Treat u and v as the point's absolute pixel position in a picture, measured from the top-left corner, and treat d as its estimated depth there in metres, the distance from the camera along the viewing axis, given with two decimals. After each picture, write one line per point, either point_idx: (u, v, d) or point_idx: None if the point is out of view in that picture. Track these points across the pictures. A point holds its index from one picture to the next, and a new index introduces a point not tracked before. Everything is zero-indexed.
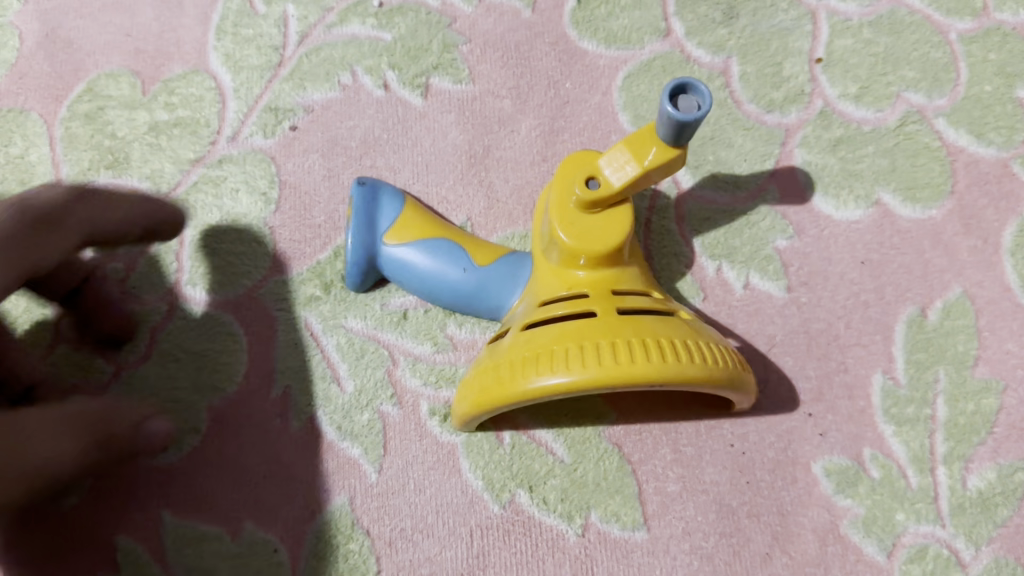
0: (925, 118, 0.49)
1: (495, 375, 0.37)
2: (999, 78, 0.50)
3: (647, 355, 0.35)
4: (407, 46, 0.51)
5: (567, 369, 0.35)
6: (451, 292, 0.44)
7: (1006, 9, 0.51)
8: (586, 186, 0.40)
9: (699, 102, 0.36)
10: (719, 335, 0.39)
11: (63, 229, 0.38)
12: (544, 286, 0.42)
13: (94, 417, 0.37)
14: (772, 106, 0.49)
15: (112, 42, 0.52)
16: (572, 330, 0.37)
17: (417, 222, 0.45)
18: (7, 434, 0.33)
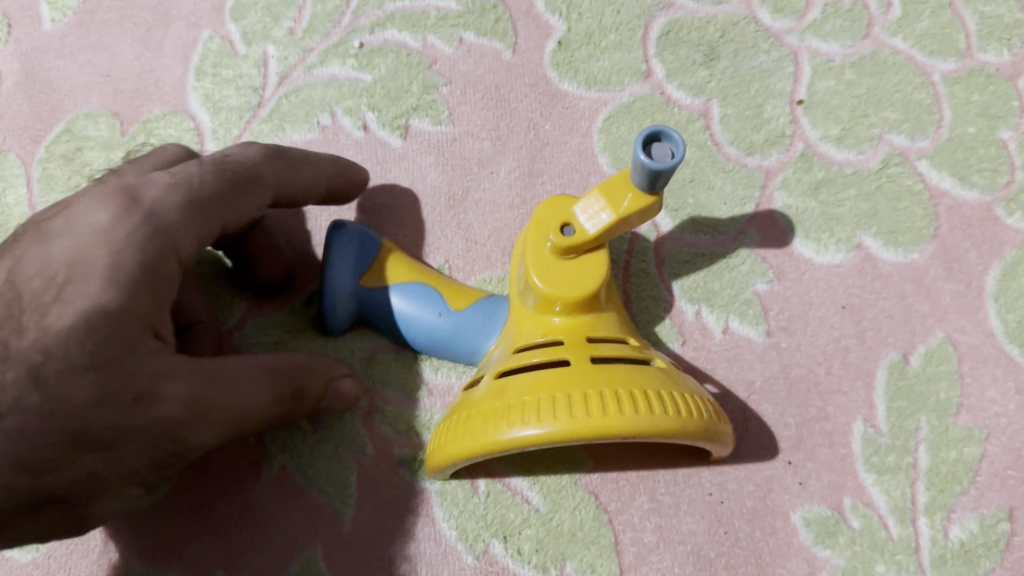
0: (907, 160, 0.49)
1: (467, 426, 0.36)
2: (982, 119, 0.49)
3: (620, 407, 0.34)
4: (387, 87, 0.50)
5: (536, 421, 0.34)
6: (426, 335, 0.44)
7: (991, 49, 0.50)
8: (561, 233, 0.39)
9: (673, 147, 0.35)
10: (697, 384, 0.38)
11: (254, 190, 0.41)
12: (519, 332, 0.41)
13: (261, 381, 0.38)
14: (753, 148, 0.49)
15: (92, 82, 0.52)
16: (545, 380, 0.36)
17: (395, 265, 0.45)
18: (216, 378, 0.37)
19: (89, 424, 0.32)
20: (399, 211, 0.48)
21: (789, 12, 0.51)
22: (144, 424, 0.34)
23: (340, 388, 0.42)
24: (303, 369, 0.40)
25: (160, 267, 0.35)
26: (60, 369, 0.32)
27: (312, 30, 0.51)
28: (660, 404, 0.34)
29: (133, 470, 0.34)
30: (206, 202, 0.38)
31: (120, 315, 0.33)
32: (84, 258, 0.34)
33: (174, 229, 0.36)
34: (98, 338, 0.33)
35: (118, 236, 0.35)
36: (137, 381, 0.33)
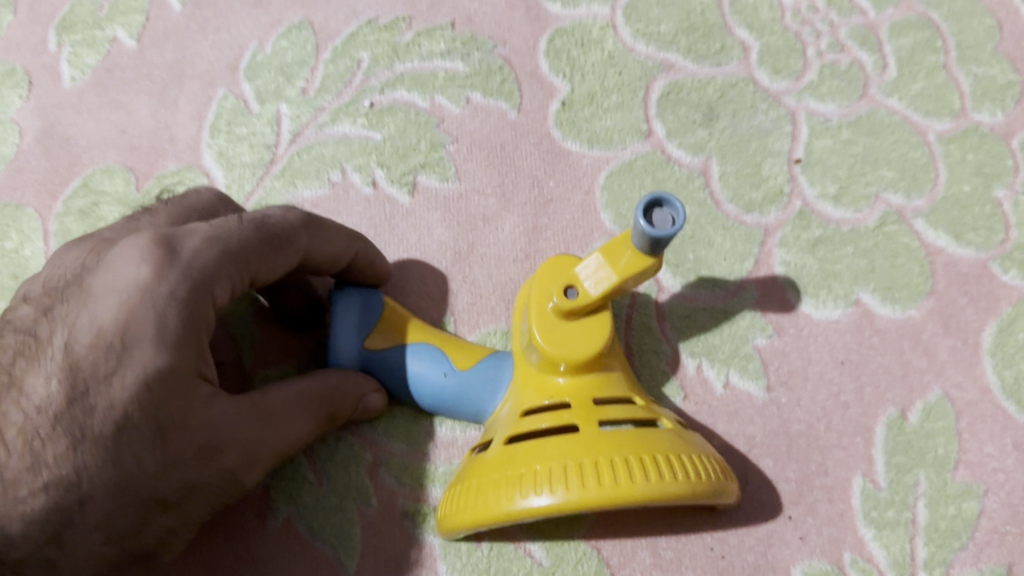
0: (904, 218, 0.49)
1: (479, 494, 0.37)
2: (977, 178, 0.50)
3: (632, 474, 0.34)
4: (396, 145, 0.51)
5: (550, 491, 0.34)
6: (432, 395, 0.44)
7: (984, 109, 0.51)
8: (565, 295, 0.40)
9: (674, 216, 0.35)
10: (701, 440, 0.39)
11: (289, 249, 0.40)
12: (525, 392, 0.41)
13: (301, 407, 0.40)
14: (752, 206, 0.50)
15: (108, 138, 0.54)
16: (555, 447, 0.36)
17: (402, 325, 0.45)
18: (263, 417, 0.39)
19: (160, 489, 0.35)
20: (405, 266, 0.49)
21: (787, 73, 0.52)
22: (207, 476, 0.36)
23: (369, 403, 0.44)
24: (338, 391, 0.42)
25: (204, 323, 0.36)
26: (125, 444, 0.34)
27: (324, 89, 0.52)
28: (670, 469, 0.35)
29: (200, 511, 0.38)
30: (242, 251, 0.37)
31: (172, 380, 0.34)
32: (130, 328, 0.34)
33: (211, 283, 0.36)
34: (157, 409, 0.34)
35: (159, 300, 0.34)
36: (199, 441, 0.35)
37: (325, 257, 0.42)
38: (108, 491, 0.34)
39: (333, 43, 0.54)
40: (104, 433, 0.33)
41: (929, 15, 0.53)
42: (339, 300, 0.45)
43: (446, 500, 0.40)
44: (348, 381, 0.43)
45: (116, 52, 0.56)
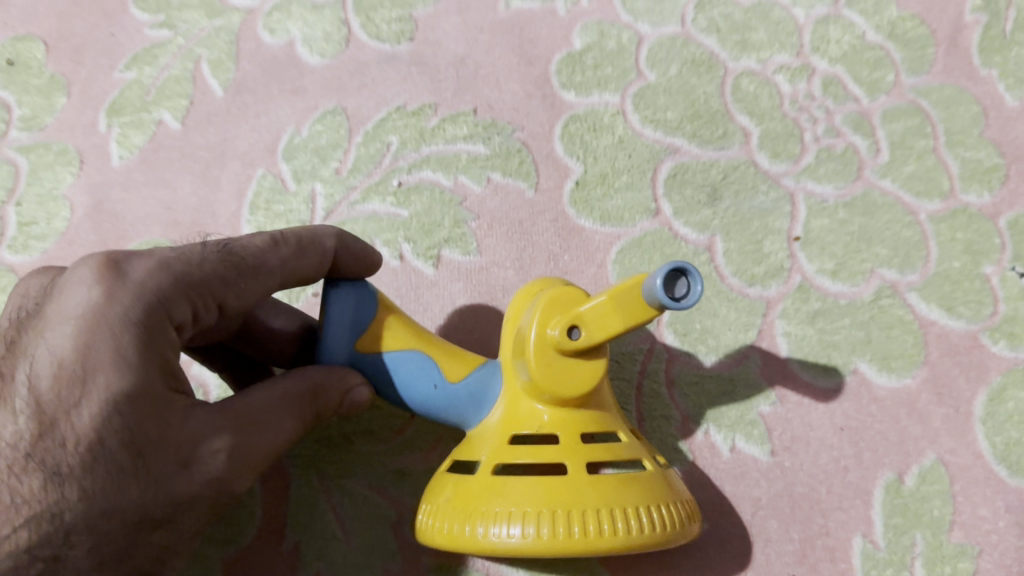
0: (898, 293, 0.52)
1: (459, 516, 0.39)
2: (967, 255, 0.52)
3: (600, 527, 0.37)
4: (422, 222, 0.54)
5: (522, 530, 0.37)
6: (421, 403, 0.43)
7: (972, 190, 0.53)
8: (567, 335, 0.39)
9: (692, 288, 0.35)
10: (669, 478, 0.42)
11: (259, 269, 0.40)
12: (512, 410, 0.42)
13: (283, 407, 0.39)
14: (754, 280, 0.52)
15: (153, 214, 0.57)
16: (536, 486, 0.38)
17: (393, 328, 0.43)
18: (245, 426, 0.37)
19: (147, 509, 0.35)
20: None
21: (786, 156, 0.54)
22: (194, 493, 0.35)
23: (355, 398, 0.42)
24: (316, 385, 0.40)
25: (162, 342, 0.36)
26: (98, 470, 0.34)
27: (356, 170, 0.56)
28: (636, 523, 0.38)
29: (196, 528, 0.37)
30: (202, 275, 0.38)
31: (137, 400, 0.34)
32: (86, 353, 0.34)
33: (167, 305, 0.36)
34: (125, 430, 0.34)
35: (114, 323, 0.35)
36: (173, 456, 0.35)
37: (298, 277, 0.42)
38: (90, 521, 0.34)
39: (365, 126, 0.57)
40: (74, 461, 0.34)
41: (918, 101, 0.54)
42: (329, 298, 0.42)
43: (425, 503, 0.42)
44: (326, 376, 0.41)
45: (162, 132, 0.59)
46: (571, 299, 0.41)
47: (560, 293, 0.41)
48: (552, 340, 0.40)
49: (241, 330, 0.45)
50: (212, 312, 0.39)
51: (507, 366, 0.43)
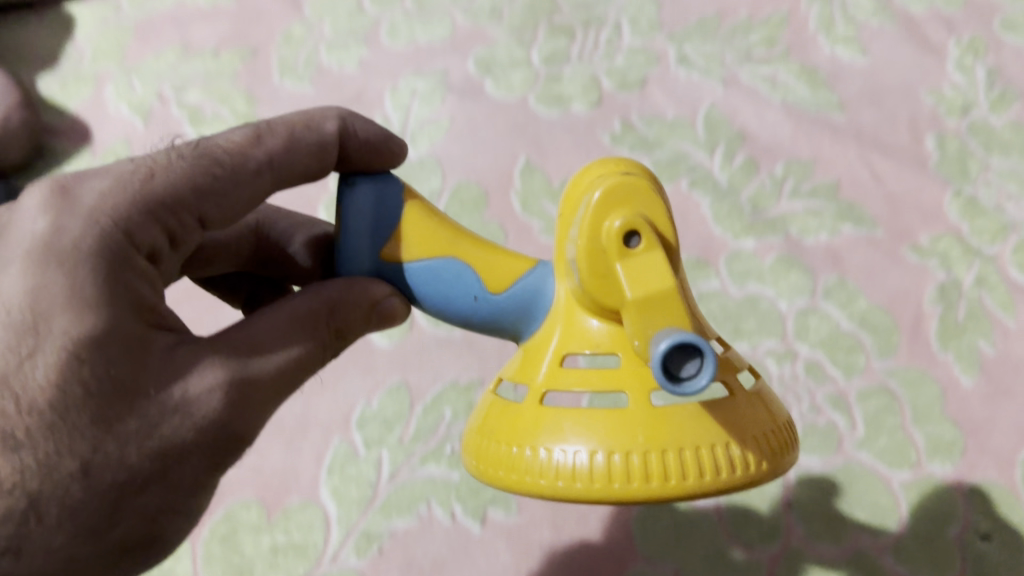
0: (877, 554, 0.60)
1: (512, 450, 0.35)
2: (934, 519, 0.60)
3: (676, 459, 0.33)
4: (470, 484, 0.61)
5: (575, 466, 0.33)
6: (462, 315, 0.42)
7: (936, 461, 0.61)
8: (622, 246, 0.35)
9: (702, 373, 0.30)
10: (763, 403, 0.37)
11: (239, 176, 0.41)
12: (568, 322, 0.38)
13: (289, 326, 0.39)
14: (753, 540, 0.60)
15: (244, 476, 0.63)
16: (601, 420, 0.34)
17: (424, 237, 0.41)
18: (243, 343, 0.38)
19: (132, 465, 0.35)
20: None
21: None
22: (178, 437, 0.36)
23: (389, 306, 0.41)
24: (336, 299, 0.40)
25: (118, 265, 0.37)
26: (64, 427, 0.34)
27: (417, 437, 0.63)
28: (723, 454, 0.34)
29: (197, 480, 0.37)
30: (166, 192, 0.39)
31: (95, 338, 0.35)
32: (37, 295, 0.36)
33: (128, 226, 0.38)
34: (85, 373, 0.35)
35: (66, 256, 0.36)
36: (141, 397, 0.35)
37: (297, 173, 0.43)
38: (66, 484, 0.34)
39: (424, 399, 0.64)
40: (35, 419, 0.35)
41: (887, 382, 0.64)
42: (349, 199, 0.41)
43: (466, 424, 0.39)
44: (349, 287, 0.41)
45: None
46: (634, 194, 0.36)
47: (628, 184, 0.36)
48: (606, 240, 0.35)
49: (256, 252, 0.51)
50: (191, 228, 0.40)
51: (558, 266, 0.39)
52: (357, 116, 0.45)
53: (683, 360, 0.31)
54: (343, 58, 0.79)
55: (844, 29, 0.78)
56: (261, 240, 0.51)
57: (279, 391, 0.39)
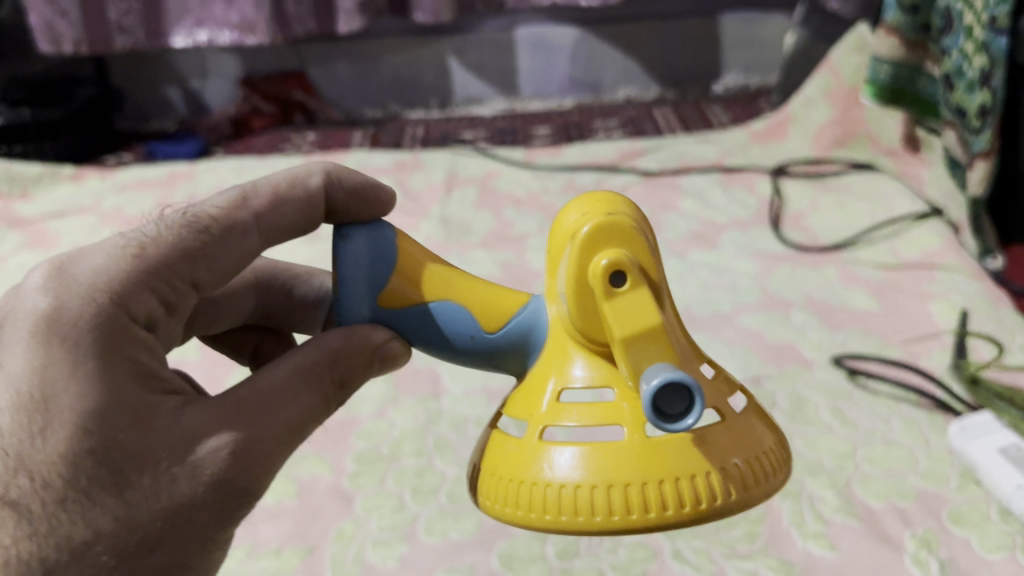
0: None
1: (521, 487, 0.56)
2: None
3: (667, 493, 0.54)
4: None
5: (573, 496, 0.54)
6: (462, 347, 0.65)
7: None
8: (610, 288, 0.56)
9: (689, 416, 0.51)
10: (753, 435, 0.58)
11: (224, 239, 0.62)
12: (560, 359, 0.61)
13: (293, 387, 0.60)
14: None
15: None
16: (597, 457, 0.55)
17: (421, 287, 0.64)
18: (249, 411, 0.57)
19: (144, 524, 0.54)
20: None
21: None
22: (182, 497, 0.54)
23: (391, 347, 0.64)
24: (347, 354, 0.62)
25: (118, 336, 0.56)
26: (85, 503, 0.53)
27: None
28: (707, 488, 0.54)
29: (203, 533, 0.56)
30: (158, 264, 0.59)
31: (100, 417, 0.53)
32: (49, 372, 0.53)
33: (127, 303, 0.57)
34: (94, 448, 0.53)
35: (69, 334, 0.54)
36: (147, 466, 0.54)
37: (287, 224, 0.65)
38: (91, 542, 0.53)
39: None
40: (51, 497, 0.52)
41: None
42: (345, 250, 0.63)
43: (486, 461, 0.61)
44: (356, 336, 0.63)
45: None
46: (616, 238, 0.57)
47: (610, 228, 0.57)
48: (597, 279, 0.56)
49: (262, 304, 0.77)
50: (187, 289, 0.61)
51: (551, 298, 0.62)
52: (339, 166, 0.68)
53: (678, 408, 0.51)
54: (386, 553, 0.91)
55: (813, 526, 0.92)
56: (264, 294, 0.76)
57: (278, 448, 0.58)
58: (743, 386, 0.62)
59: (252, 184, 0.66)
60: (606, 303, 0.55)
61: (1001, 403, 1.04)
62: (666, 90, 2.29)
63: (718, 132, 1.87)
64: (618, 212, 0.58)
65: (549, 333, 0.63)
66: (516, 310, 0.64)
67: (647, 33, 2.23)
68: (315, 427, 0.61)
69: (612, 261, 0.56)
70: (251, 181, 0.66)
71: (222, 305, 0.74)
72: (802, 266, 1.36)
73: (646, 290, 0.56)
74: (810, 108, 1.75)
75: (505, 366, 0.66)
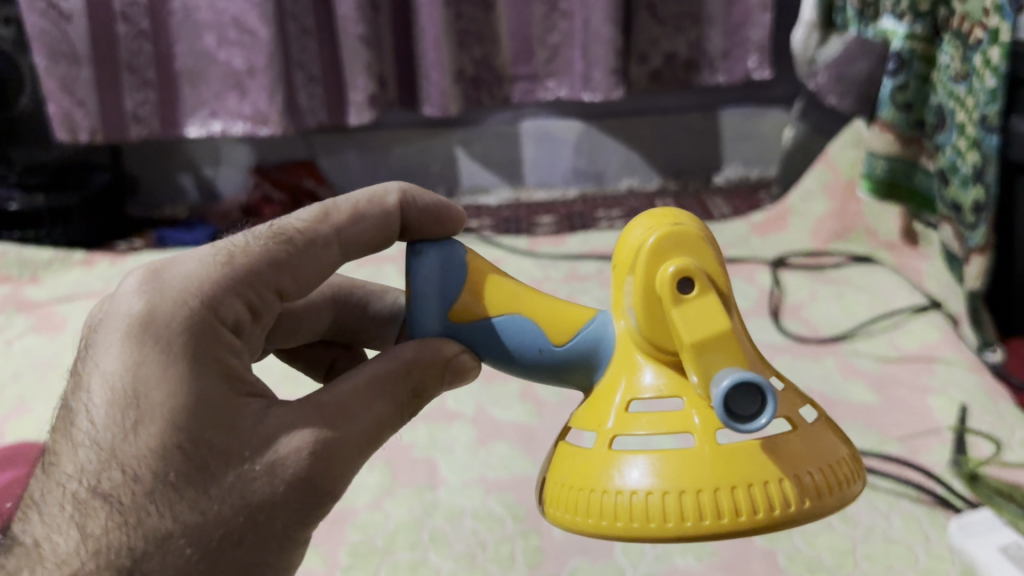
0: None
1: (594, 496, 0.59)
2: None
3: (743, 498, 0.56)
4: None
5: (645, 502, 0.57)
6: (530, 359, 0.70)
7: None
8: (680, 296, 0.59)
9: (764, 419, 0.54)
10: (822, 444, 0.61)
11: (308, 251, 0.69)
12: (629, 370, 0.64)
13: (367, 395, 0.65)
14: None
15: None
16: (672, 465, 0.58)
17: (490, 301, 0.69)
18: (327, 416, 0.62)
19: (228, 517, 0.58)
20: None
21: None
22: (265, 494, 0.59)
23: (462, 360, 0.69)
24: (423, 363, 0.67)
25: (210, 339, 0.61)
26: (174, 495, 0.57)
27: None
28: (783, 492, 0.57)
29: (281, 528, 0.60)
30: (245, 274, 0.65)
31: (190, 414, 0.58)
32: (143, 371, 0.59)
33: (216, 310, 0.63)
34: (183, 444, 0.57)
35: (164, 337, 0.60)
36: (232, 463, 0.58)
37: (366, 235, 0.72)
38: (178, 533, 0.57)
39: None
40: (141, 488, 0.57)
41: None
42: (417, 261, 0.69)
43: (557, 474, 0.64)
44: (429, 349, 0.68)
45: None
46: (682, 248, 0.61)
47: (675, 238, 0.61)
48: (665, 288, 0.60)
49: (341, 320, 0.86)
50: (271, 297, 0.67)
51: (619, 311, 0.66)
52: (412, 186, 0.74)
53: (754, 414, 0.55)
54: None
55: None
56: (343, 311, 0.86)
57: (355, 452, 0.63)
58: (812, 400, 0.65)
59: (333, 200, 0.72)
60: (674, 310, 0.59)
61: (1001, 501, 1.04)
62: (667, 181, 2.33)
63: (718, 222, 1.89)
64: (682, 223, 0.62)
65: (618, 346, 0.66)
66: (583, 324, 0.68)
67: (650, 127, 2.28)
68: (388, 433, 0.66)
69: (682, 267, 0.59)
70: (332, 198, 0.72)
71: (307, 321, 0.83)
72: (800, 357, 1.37)
73: (715, 296, 0.59)
74: (808, 200, 1.78)
75: (571, 380, 0.70)
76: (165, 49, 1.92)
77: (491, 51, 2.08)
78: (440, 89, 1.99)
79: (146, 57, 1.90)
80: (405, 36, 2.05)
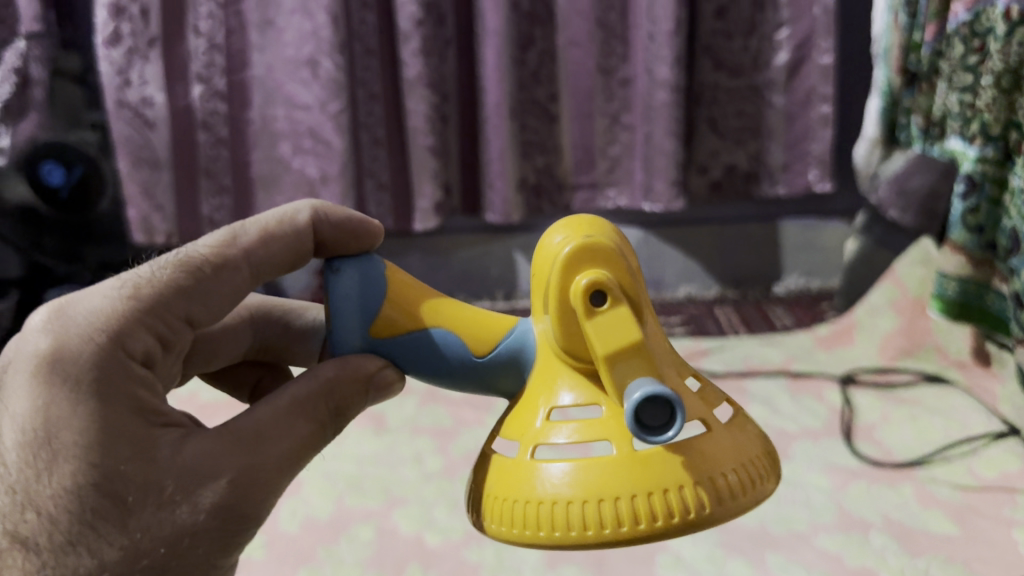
0: None
1: (518, 508, 0.66)
2: None
3: (653, 506, 0.63)
4: None
5: (566, 512, 0.64)
6: (457, 368, 0.77)
7: None
8: (591, 312, 0.66)
9: (673, 431, 0.60)
10: (735, 449, 0.68)
11: (219, 275, 0.74)
12: (551, 379, 0.72)
13: (291, 415, 0.71)
14: None
15: None
16: (587, 477, 0.65)
17: (417, 316, 0.76)
18: (245, 443, 0.69)
19: (148, 549, 0.64)
20: None
21: None
22: (186, 525, 0.65)
23: (387, 373, 0.76)
24: (348, 377, 0.74)
25: (119, 374, 0.67)
26: (92, 534, 0.63)
27: None
28: (692, 499, 0.64)
29: (201, 553, 0.67)
30: (152, 306, 0.71)
31: (101, 453, 0.64)
32: (51, 413, 0.64)
33: (125, 344, 0.68)
34: (98, 482, 0.63)
35: (75, 379, 0.65)
36: (147, 500, 0.64)
37: (279, 250, 0.78)
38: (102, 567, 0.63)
39: None
40: (57, 529, 0.63)
41: None
42: (333, 277, 0.74)
43: (490, 481, 0.71)
44: (351, 365, 0.74)
45: None
46: (592, 261, 0.68)
47: (587, 251, 0.68)
48: (579, 302, 0.66)
49: (260, 341, 0.94)
50: (181, 324, 0.73)
51: (539, 319, 0.74)
52: (325, 205, 0.81)
53: (664, 430, 0.61)
54: None
55: None
56: (261, 331, 0.93)
57: (274, 474, 0.69)
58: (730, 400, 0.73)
59: (242, 224, 0.78)
60: (587, 323, 0.66)
61: None
62: (726, 289, 2.33)
63: (781, 334, 1.89)
64: (594, 237, 0.69)
65: (541, 355, 0.74)
66: (504, 335, 0.76)
67: (708, 236, 2.30)
68: (314, 450, 0.73)
69: (592, 283, 0.66)
70: (241, 222, 0.79)
71: (225, 343, 0.90)
72: (877, 483, 1.33)
73: (625, 309, 0.66)
74: (876, 316, 1.78)
75: (499, 386, 0.78)
76: (241, 156, 2.00)
77: (554, 161, 2.11)
78: (503, 197, 2.02)
79: (223, 163, 1.97)
80: (470, 145, 2.10)
